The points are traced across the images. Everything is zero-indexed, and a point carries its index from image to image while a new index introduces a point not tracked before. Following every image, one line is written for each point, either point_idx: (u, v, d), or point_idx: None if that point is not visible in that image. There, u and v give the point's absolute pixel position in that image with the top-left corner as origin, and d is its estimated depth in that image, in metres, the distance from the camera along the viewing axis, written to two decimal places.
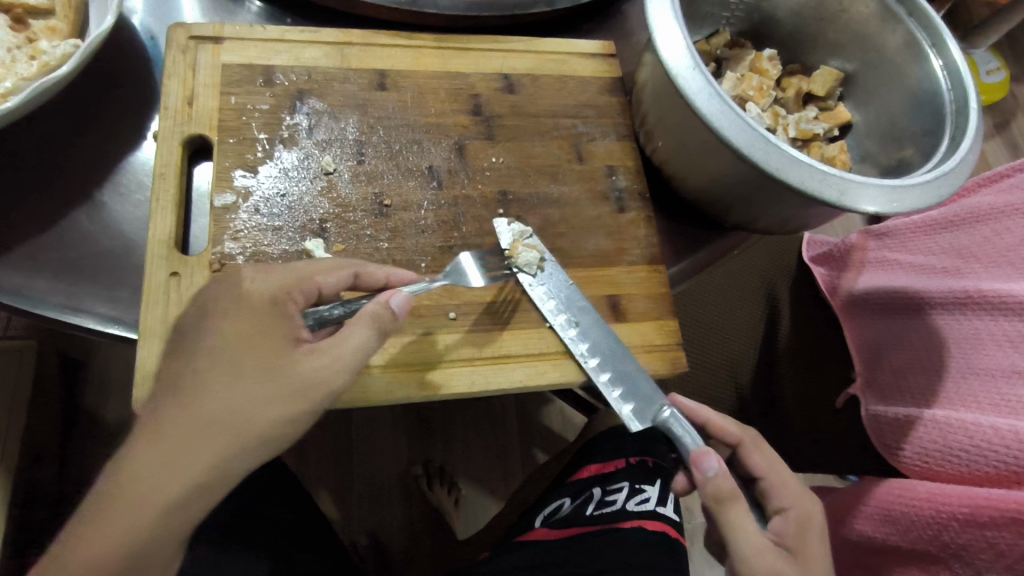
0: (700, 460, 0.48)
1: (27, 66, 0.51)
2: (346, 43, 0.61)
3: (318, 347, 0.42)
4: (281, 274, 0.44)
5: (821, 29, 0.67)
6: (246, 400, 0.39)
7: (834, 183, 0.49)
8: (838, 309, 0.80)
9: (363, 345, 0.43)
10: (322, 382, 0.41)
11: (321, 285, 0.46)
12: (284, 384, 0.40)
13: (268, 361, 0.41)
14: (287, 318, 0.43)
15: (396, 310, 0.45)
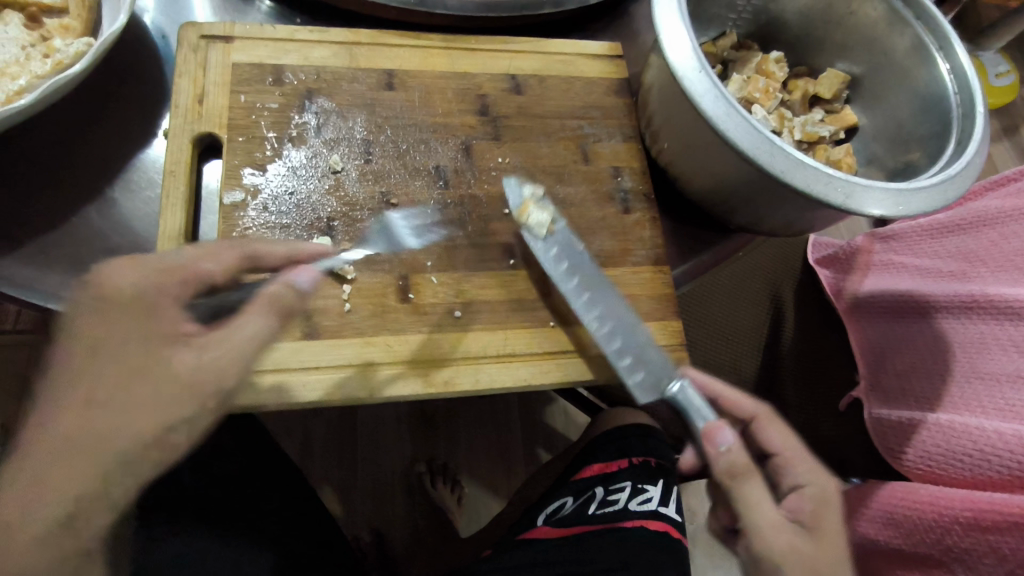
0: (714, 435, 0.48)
1: (40, 63, 0.51)
2: (355, 43, 0.61)
3: (199, 342, 0.40)
4: (147, 265, 0.41)
5: (827, 32, 0.68)
6: (123, 412, 0.38)
7: (840, 185, 0.49)
8: (843, 311, 0.80)
9: (259, 332, 0.41)
10: (205, 379, 0.40)
11: (204, 271, 0.43)
12: (162, 385, 0.39)
13: (136, 369, 0.38)
14: (156, 314, 0.40)
15: (302, 288, 0.43)
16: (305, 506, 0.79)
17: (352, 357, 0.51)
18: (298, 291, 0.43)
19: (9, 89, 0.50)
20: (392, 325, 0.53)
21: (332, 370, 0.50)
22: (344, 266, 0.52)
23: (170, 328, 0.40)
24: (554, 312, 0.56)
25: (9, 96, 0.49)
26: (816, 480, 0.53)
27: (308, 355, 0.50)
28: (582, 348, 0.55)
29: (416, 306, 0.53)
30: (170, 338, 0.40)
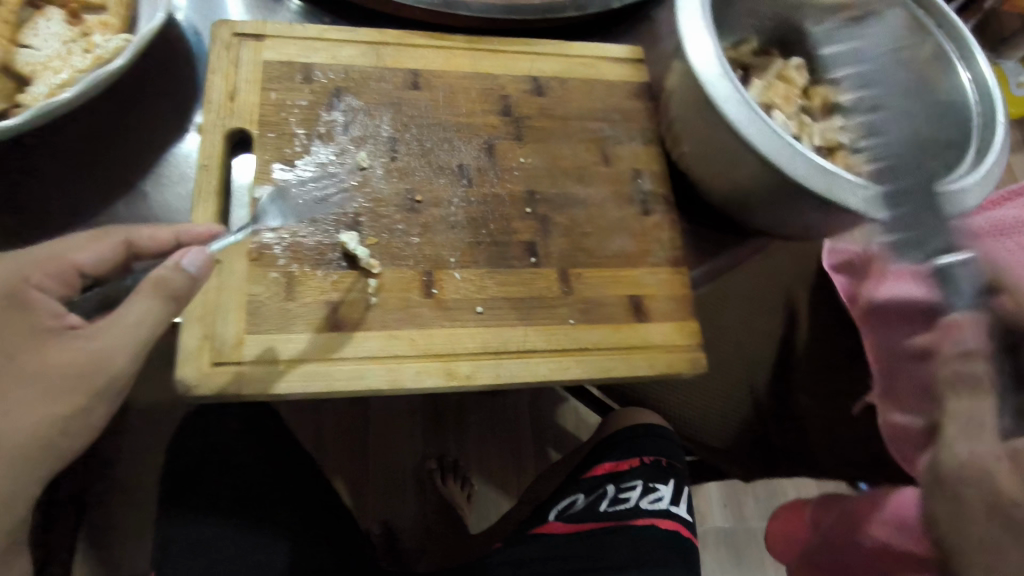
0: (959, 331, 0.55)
1: (81, 58, 0.53)
2: (381, 44, 0.63)
3: (88, 330, 0.46)
4: (23, 264, 0.48)
5: (847, 39, 0.68)
6: (21, 397, 0.45)
7: (861, 192, 0.50)
8: (858, 319, 0.78)
9: (147, 316, 0.46)
10: (93, 364, 0.46)
11: (80, 264, 0.49)
12: (53, 371, 0.46)
13: (28, 356, 0.46)
14: (34, 306, 0.47)
15: (189, 269, 0.46)
16: (318, 497, 0.80)
17: (378, 349, 0.52)
18: (188, 274, 0.46)
19: (51, 82, 0.51)
20: (416, 319, 0.54)
21: (358, 362, 0.52)
22: (371, 260, 0.54)
23: (51, 318, 0.47)
24: (573, 310, 0.57)
25: (52, 90, 0.51)
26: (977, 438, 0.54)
27: (336, 346, 0.52)
28: (601, 346, 0.57)
29: (439, 301, 0.55)
30: (50, 328, 0.46)
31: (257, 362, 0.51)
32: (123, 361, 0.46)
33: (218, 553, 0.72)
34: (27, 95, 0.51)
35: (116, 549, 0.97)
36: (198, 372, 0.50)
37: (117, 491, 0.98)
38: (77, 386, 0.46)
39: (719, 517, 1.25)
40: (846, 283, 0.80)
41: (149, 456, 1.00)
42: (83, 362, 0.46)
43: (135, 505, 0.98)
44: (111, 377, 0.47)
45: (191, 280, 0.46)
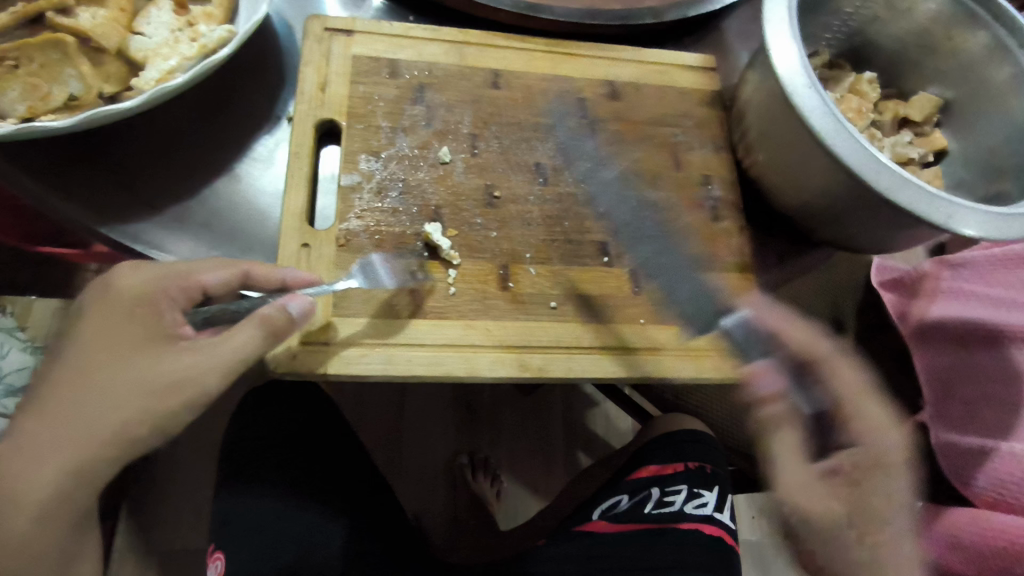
0: (756, 379, 0.57)
1: (188, 46, 0.55)
2: (464, 43, 0.65)
3: (197, 344, 0.47)
4: (161, 270, 0.49)
5: (921, 57, 0.68)
6: (113, 393, 0.45)
7: (942, 206, 0.50)
8: (907, 336, 0.77)
9: (247, 344, 0.47)
10: (185, 380, 0.46)
11: (205, 283, 0.50)
12: (147, 380, 0.46)
13: (137, 360, 0.46)
14: (159, 313, 0.48)
15: (291, 315, 0.48)
16: (361, 489, 0.84)
17: (456, 337, 0.54)
18: (289, 316, 0.48)
19: (162, 68, 0.54)
20: (493, 310, 0.56)
21: (436, 349, 0.54)
22: (451, 254, 0.56)
23: (170, 326, 0.48)
24: (643, 310, 0.59)
25: (162, 76, 0.54)
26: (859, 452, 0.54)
27: (416, 331, 0.54)
28: (668, 346, 0.59)
29: (514, 295, 0.57)
30: (167, 335, 0.48)
31: (341, 342, 0.53)
32: (213, 383, 0.46)
33: (271, 531, 0.76)
34: (139, 80, 0.53)
35: (163, 524, 1.00)
36: (286, 351, 0.52)
37: (169, 461, 1.02)
38: (155, 402, 0.45)
39: (750, 530, 1.24)
40: (895, 300, 0.78)
41: (203, 430, 1.04)
42: (172, 378, 0.46)
43: (185, 476, 1.02)
44: (189, 398, 0.46)
45: (291, 322, 0.48)
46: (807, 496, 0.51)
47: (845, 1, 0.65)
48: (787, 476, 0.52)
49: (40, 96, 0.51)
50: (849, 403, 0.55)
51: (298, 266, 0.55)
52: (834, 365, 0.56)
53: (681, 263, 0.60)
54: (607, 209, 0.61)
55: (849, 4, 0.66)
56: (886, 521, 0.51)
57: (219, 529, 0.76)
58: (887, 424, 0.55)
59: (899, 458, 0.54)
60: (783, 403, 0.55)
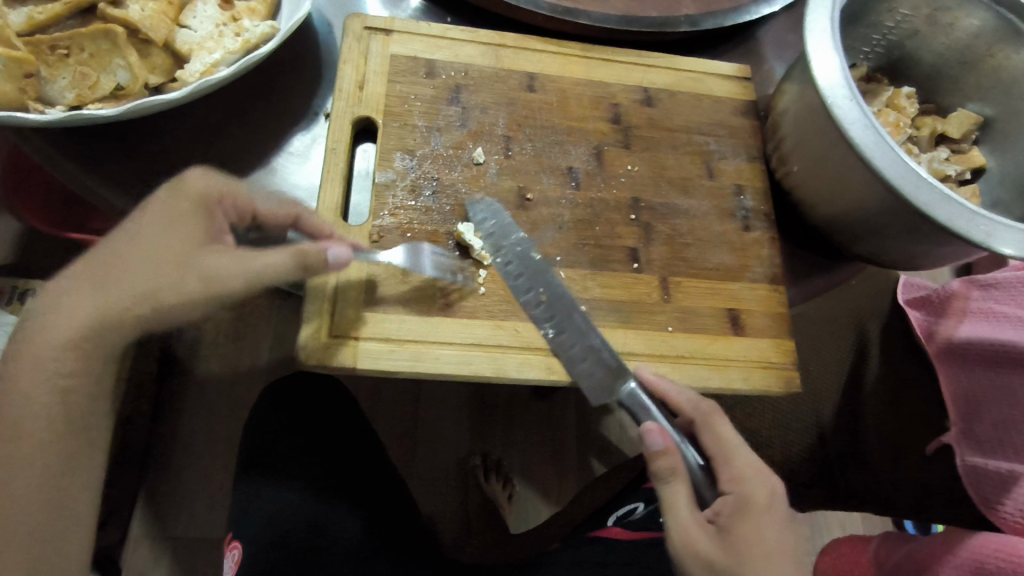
0: (644, 437, 0.52)
1: (232, 40, 0.56)
2: (500, 45, 0.65)
3: (236, 249, 0.47)
4: (228, 181, 0.50)
5: (962, 73, 0.66)
6: (147, 272, 0.45)
7: (983, 224, 0.48)
8: (934, 356, 0.72)
9: (277, 267, 0.46)
10: (214, 275, 0.45)
11: (260, 209, 0.52)
12: (180, 266, 0.45)
13: (179, 248, 0.46)
14: (212, 216, 0.48)
15: (328, 258, 0.48)
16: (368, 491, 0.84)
17: (483, 338, 0.55)
18: (325, 259, 0.48)
19: (206, 61, 0.55)
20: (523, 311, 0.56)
21: (464, 348, 0.54)
22: (484, 256, 0.57)
23: (217, 230, 0.49)
24: (672, 317, 0.59)
25: (206, 68, 0.54)
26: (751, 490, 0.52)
27: (444, 330, 0.54)
28: (696, 355, 0.58)
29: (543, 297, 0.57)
30: (214, 237, 0.48)
31: (370, 338, 0.53)
32: (236, 288, 0.45)
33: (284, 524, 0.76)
34: (184, 72, 0.54)
35: (179, 510, 1.01)
36: (319, 343, 0.53)
37: (189, 445, 1.04)
38: (179, 288, 0.45)
39: None
40: (921, 318, 0.75)
41: (224, 417, 1.06)
42: (200, 274, 0.45)
43: (203, 462, 1.03)
44: (210, 295, 0.45)
45: (323, 266, 0.48)
46: (694, 538, 0.49)
47: (885, 15, 0.65)
48: (680, 518, 0.50)
49: (88, 84, 0.52)
50: (720, 452, 0.54)
51: None
52: (713, 424, 0.55)
53: (591, 338, 0.56)
54: (522, 271, 0.57)
55: (889, 18, 0.65)
56: (761, 565, 0.47)
57: (240, 518, 0.77)
58: (758, 471, 0.53)
59: (768, 503, 0.51)
60: (677, 455, 0.52)
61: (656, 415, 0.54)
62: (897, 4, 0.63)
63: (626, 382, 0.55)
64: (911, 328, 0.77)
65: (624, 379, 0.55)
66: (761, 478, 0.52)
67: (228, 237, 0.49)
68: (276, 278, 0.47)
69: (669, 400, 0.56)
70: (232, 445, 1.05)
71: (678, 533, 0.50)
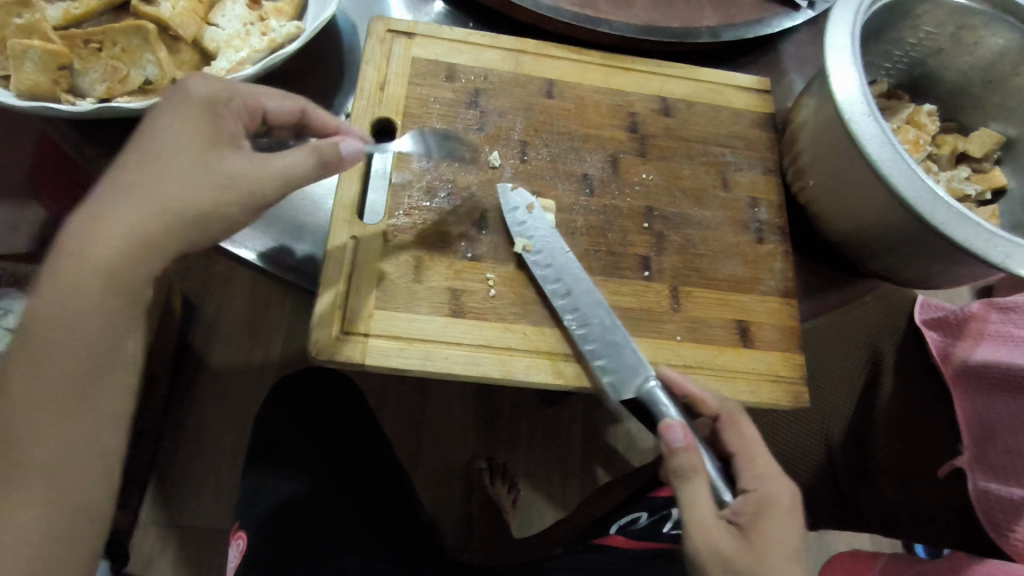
0: (665, 433, 0.49)
1: (259, 39, 0.57)
2: (521, 51, 0.66)
3: (257, 155, 0.47)
4: (227, 83, 0.49)
5: (986, 92, 0.65)
6: (170, 175, 0.44)
7: (1001, 244, 0.48)
8: (950, 378, 0.71)
9: (297, 168, 0.47)
10: (246, 178, 0.46)
11: (266, 106, 0.51)
12: (208, 174, 0.45)
13: (200, 153, 0.45)
14: (220, 117, 0.47)
15: (343, 151, 0.49)
16: (386, 490, 0.86)
17: (493, 339, 0.55)
18: (341, 154, 0.49)
19: (233, 59, 0.56)
20: (534, 317, 0.57)
21: (474, 348, 0.55)
22: (524, 241, 0.57)
23: (230, 132, 0.48)
24: (681, 327, 0.59)
25: (232, 66, 0.56)
26: (772, 489, 0.51)
27: (453, 330, 0.55)
28: (705, 366, 0.58)
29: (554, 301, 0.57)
30: (228, 140, 0.47)
31: (382, 335, 0.54)
32: (272, 193, 0.47)
33: (301, 514, 0.78)
34: (211, 69, 0.56)
35: (187, 499, 1.02)
36: (330, 338, 0.54)
37: (200, 436, 1.05)
38: (207, 193, 0.45)
39: None
40: (938, 339, 0.74)
41: (236, 408, 1.07)
42: (228, 180, 0.45)
43: (213, 454, 1.05)
44: (252, 203, 0.46)
45: (339, 161, 0.49)
46: (714, 539, 0.46)
47: (908, 31, 0.64)
48: (698, 518, 0.47)
49: (118, 78, 0.54)
50: (742, 451, 0.54)
51: (344, 258, 0.56)
52: (738, 423, 0.55)
53: (614, 332, 0.55)
54: (549, 262, 0.57)
55: (912, 35, 0.64)
56: (780, 565, 0.46)
57: (246, 509, 0.77)
58: (779, 472, 0.52)
59: (792, 507, 0.50)
60: (696, 453, 0.49)
61: (671, 410, 0.51)
62: (920, 21, 0.63)
63: (646, 380, 0.53)
64: (925, 349, 0.76)
65: (645, 377, 0.53)
66: (782, 478, 0.52)
67: (242, 140, 0.49)
68: (299, 181, 0.48)
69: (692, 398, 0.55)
70: (241, 436, 1.06)
71: (698, 534, 0.47)
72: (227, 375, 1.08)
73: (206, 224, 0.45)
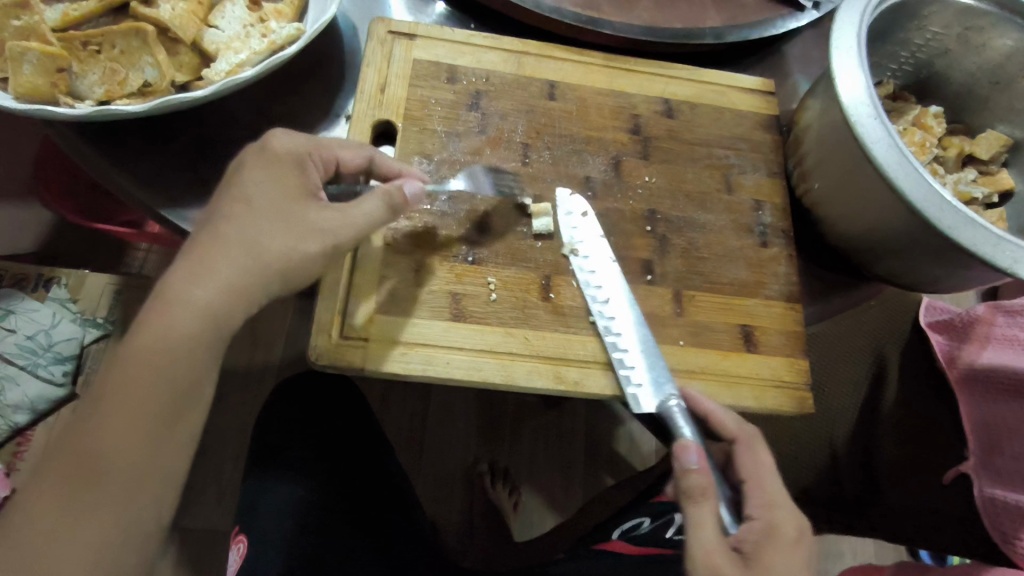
0: (678, 453, 0.48)
1: (259, 41, 0.57)
2: (523, 53, 0.65)
3: (334, 204, 0.48)
4: (308, 139, 0.51)
5: (993, 94, 0.65)
6: (268, 228, 0.46)
7: (1010, 250, 0.47)
8: (954, 382, 0.70)
9: (373, 216, 0.48)
10: (333, 230, 0.47)
11: (342, 159, 0.52)
12: (290, 228, 0.47)
13: (291, 207, 0.47)
14: (304, 172, 0.49)
15: (407, 194, 0.50)
16: (395, 489, 0.86)
17: (494, 344, 0.55)
18: (405, 196, 0.50)
19: (232, 61, 0.55)
20: (535, 321, 0.56)
21: (475, 354, 0.54)
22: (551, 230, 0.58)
23: (310, 186, 0.49)
24: (684, 332, 0.58)
25: (232, 68, 0.55)
26: (780, 517, 0.49)
27: (452, 335, 0.54)
28: (709, 370, 0.58)
29: (555, 306, 0.57)
30: (309, 193, 0.49)
31: (380, 341, 0.54)
32: (348, 242, 0.48)
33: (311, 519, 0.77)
34: (210, 71, 0.55)
35: (190, 500, 1.02)
36: (329, 342, 0.53)
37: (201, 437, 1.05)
38: (294, 244, 0.46)
39: None
40: (943, 342, 0.73)
41: (238, 410, 1.07)
42: (314, 232, 0.47)
43: (215, 455, 1.05)
44: (328, 253, 0.47)
45: (405, 203, 0.50)
46: (718, 563, 0.44)
47: (914, 33, 0.64)
48: (704, 540, 0.45)
49: (117, 80, 0.53)
50: (753, 477, 0.52)
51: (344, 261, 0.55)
52: (753, 448, 0.53)
53: (649, 343, 0.55)
54: (595, 267, 0.58)
55: (918, 36, 0.64)
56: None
57: (247, 513, 0.77)
58: (787, 502, 0.50)
59: (797, 537, 0.48)
60: (708, 475, 0.47)
61: (687, 431, 0.49)
62: (926, 22, 0.62)
63: (668, 398, 0.52)
64: (929, 353, 0.75)
65: (666, 396, 0.52)
66: (790, 508, 0.50)
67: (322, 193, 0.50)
68: (372, 229, 0.49)
69: (712, 421, 0.55)
70: (243, 438, 1.06)
71: (701, 555, 0.44)
72: (229, 377, 1.08)
73: (286, 279, 0.47)
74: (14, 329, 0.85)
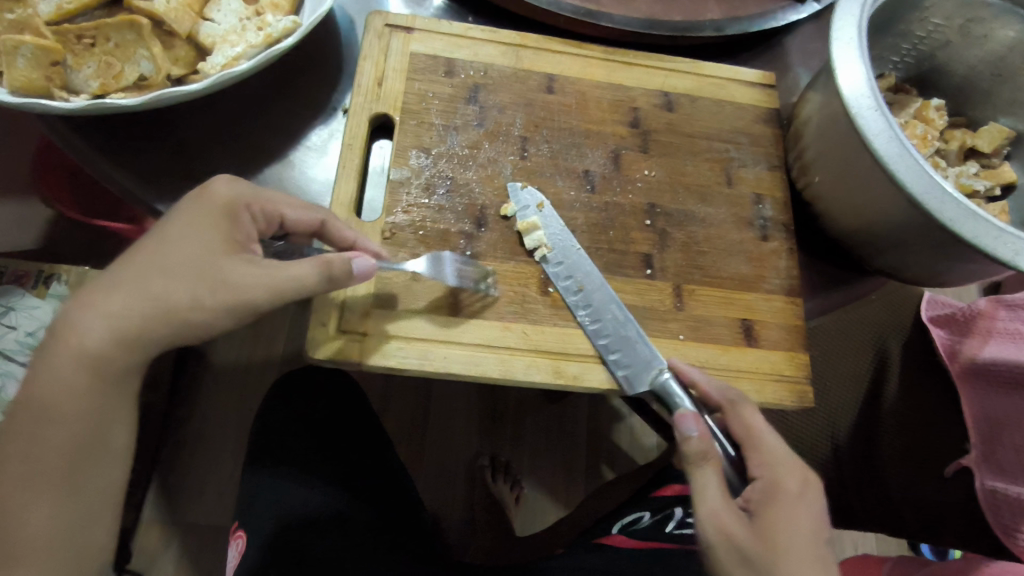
0: (678, 424, 0.50)
1: (255, 35, 0.56)
2: (521, 46, 0.65)
3: (261, 262, 0.46)
4: (251, 188, 0.49)
5: (996, 86, 0.64)
6: (179, 272, 0.44)
7: (1012, 242, 0.46)
8: (956, 376, 0.70)
9: (301, 279, 0.46)
10: (246, 288, 0.45)
11: (288, 216, 0.51)
12: (205, 282, 0.44)
13: (212, 258, 0.45)
14: (237, 224, 0.47)
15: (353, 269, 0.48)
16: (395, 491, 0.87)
17: (491, 338, 0.54)
18: (351, 271, 0.48)
19: (228, 54, 0.55)
20: (532, 313, 0.56)
21: (472, 347, 0.54)
22: (541, 245, 0.57)
23: (242, 240, 0.48)
24: (684, 326, 0.58)
25: (228, 61, 0.55)
26: (783, 475, 0.50)
27: (450, 328, 0.54)
28: (708, 364, 0.57)
29: (554, 299, 0.56)
30: (239, 246, 0.47)
31: (378, 335, 0.53)
32: (262, 300, 0.45)
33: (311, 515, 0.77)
34: (206, 64, 0.55)
35: (190, 497, 1.02)
36: (327, 337, 0.53)
37: (202, 436, 1.05)
38: (206, 295, 0.44)
39: None
40: (944, 337, 0.73)
41: (237, 407, 1.07)
42: (226, 285, 0.45)
43: (215, 451, 1.05)
44: (240, 311, 0.45)
45: (347, 277, 0.48)
46: (725, 521, 0.46)
47: (916, 24, 0.63)
48: (710, 503, 0.47)
49: (112, 74, 0.53)
50: (748, 438, 0.52)
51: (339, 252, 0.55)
52: (742, 413, 0.53)
53: (627, 327, 0.56)
54: (562, 258, 0.57)
55: (920, 28, 0.63)
56: (792, 547, 0.46)
57: (245, 509, 0.77)
58: (788, 458, 0.51)
59: (799, 491, 0.49)
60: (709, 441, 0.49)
61: (686, 403, 0.52)
62: (928, 14, 0.61)
63: (658, 371, 0.54)
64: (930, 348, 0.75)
65: (658, 368, 0.54)
66: (790, 465, 0.51)
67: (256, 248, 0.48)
68: (297, 294, 0.46)
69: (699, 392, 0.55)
70: (243, 434, 1.06)
71: (709, 517, 0.47)
72: (227, 374, 1.08)
73: (185, 327, 0.45)
74: (15, 325, 0.85)
